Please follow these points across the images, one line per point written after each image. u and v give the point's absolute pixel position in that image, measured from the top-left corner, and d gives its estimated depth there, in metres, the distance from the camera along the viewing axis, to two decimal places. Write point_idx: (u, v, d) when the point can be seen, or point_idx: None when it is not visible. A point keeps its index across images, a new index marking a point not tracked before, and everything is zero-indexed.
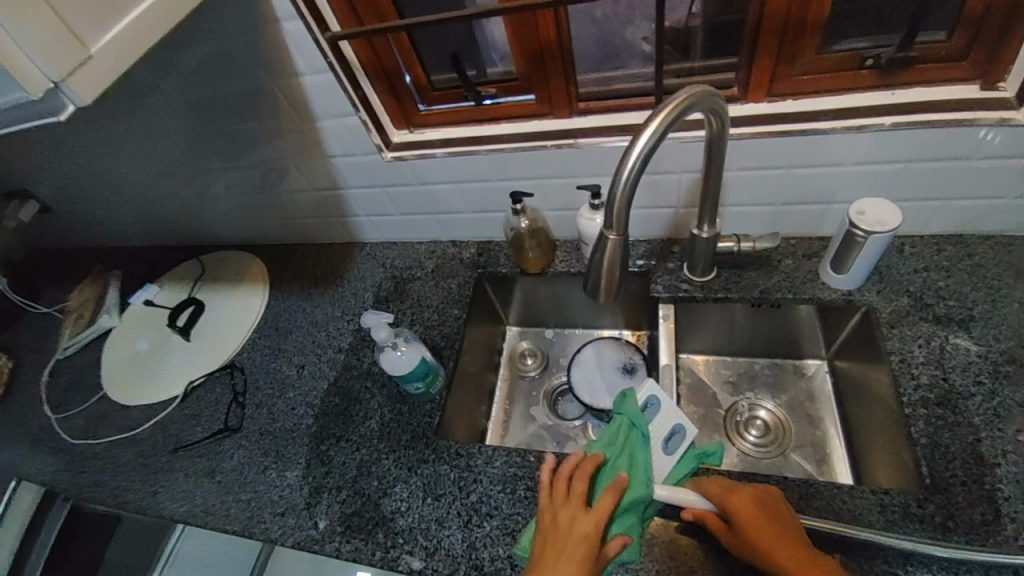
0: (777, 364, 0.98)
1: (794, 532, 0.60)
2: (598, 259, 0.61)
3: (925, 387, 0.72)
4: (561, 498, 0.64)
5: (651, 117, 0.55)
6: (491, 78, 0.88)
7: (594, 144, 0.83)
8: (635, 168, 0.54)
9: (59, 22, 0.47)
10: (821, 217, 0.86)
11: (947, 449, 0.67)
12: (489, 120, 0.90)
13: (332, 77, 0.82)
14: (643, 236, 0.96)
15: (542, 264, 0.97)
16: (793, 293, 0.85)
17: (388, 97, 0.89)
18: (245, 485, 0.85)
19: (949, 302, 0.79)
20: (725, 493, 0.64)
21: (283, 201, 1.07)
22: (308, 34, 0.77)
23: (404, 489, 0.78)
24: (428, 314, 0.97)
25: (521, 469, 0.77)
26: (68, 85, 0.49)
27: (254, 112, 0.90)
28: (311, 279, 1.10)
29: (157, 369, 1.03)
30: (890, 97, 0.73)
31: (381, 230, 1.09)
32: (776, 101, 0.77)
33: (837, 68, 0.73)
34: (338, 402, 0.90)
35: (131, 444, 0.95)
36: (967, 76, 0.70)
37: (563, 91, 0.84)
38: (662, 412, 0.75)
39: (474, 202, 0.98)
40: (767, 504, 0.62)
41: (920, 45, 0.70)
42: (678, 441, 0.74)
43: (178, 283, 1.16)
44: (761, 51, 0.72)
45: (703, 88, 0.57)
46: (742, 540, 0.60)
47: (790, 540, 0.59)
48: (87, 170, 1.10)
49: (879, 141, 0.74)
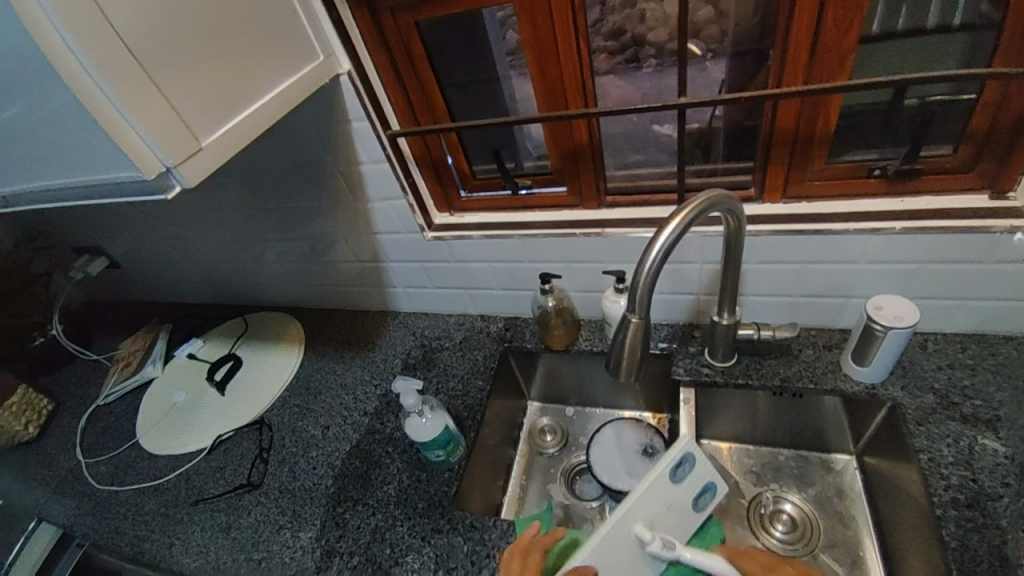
0: (804, 455, 0.96)
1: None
2: (621, 339, 0.64)
3: (955, 489, 0.70)
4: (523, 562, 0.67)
5: (672, 217, 0.60)
6: (527, 171, 0.98)
7: (620, 232, 0.91)
8: (656, 261, 0.59)
9: (178, 122, 0.58)
10: (839, 311, 0.88)
11: (978, 553, 0.64)
12: (524, 207, 0.99)
13: (387, 165, 0.93)
14: (665, 320, 1.00)
15: (566, 341, 1.01)
16: (814, 384, 0.85)
17: (433, 182, 0.99)
18: (258, 543, 0.85)
19: (975, 401, 0.78)
20: (766, 568, 0.68)
21: (329, 268, 1.16)
22: (373, 133, 0.89)
23: (415, 559, 0.78)
24: (453, 383, 1.00)
25: None
26: (178, 170, 0.58)
27: (316, 190, 1.01)
28: (345, 342, 1.16)
29: (190, 420, 1.07)
30: (899, 203, 0.79)
31: (415, 301, 1.16)
32: (791, 203, 0.84)
33: (845, 176, 0.80)
34: (359, 465, 0.92)
35: (155, 493, 0.98)
36: (973, 185, 0.76)
37: (592, 185, 0.92)
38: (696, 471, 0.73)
39: (505, 279, 1.04)
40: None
41: (926, 158, 0.76)
42: (706, 499, 0.77)
43: (222, 339, 1.23)
44: (774, 159, 0.80)
45: (719, 193, 0.63)
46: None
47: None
48: (160, 232, 1.23)
49: (889, 243, 0.78)
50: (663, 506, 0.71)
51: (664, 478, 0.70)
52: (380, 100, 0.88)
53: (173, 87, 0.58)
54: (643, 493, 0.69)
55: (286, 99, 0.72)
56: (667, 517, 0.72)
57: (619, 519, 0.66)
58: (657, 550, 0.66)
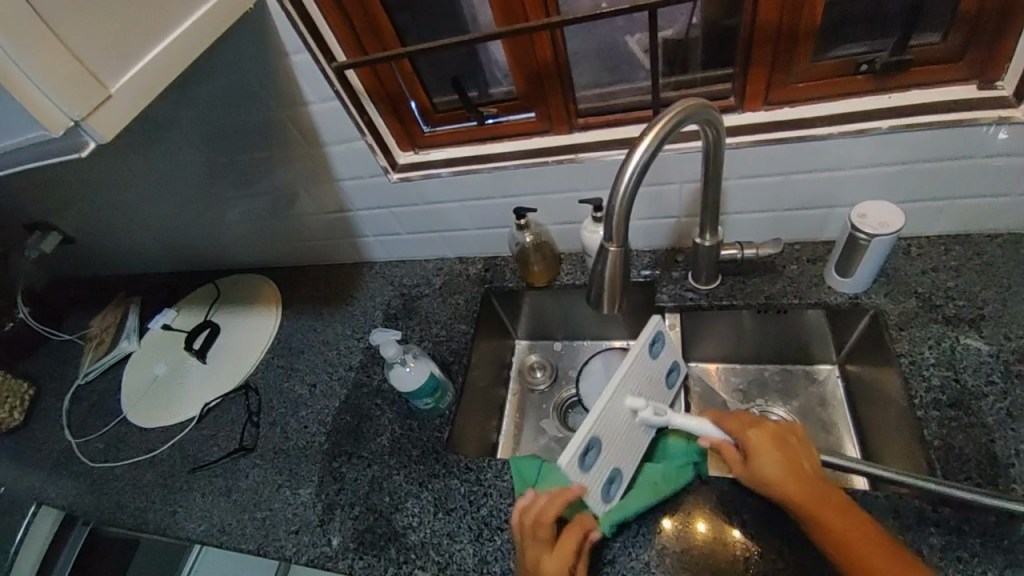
0: (787, 369, 0.98)
1: (805, 466, 0.64)
2: (601, 271, 0.62)
3: (937, 389, 0.71)
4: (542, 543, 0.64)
5: (646, 132, 0.56)
6: (492, 98, 0.90)
7: (594, 157, 0.85)
8: (632, 182, 0.55)
9: (81, 66, 0.50)
10: (824, 221, 0.85)
11: (960, 450, 0.66)
12: (491, 139, 0.92)
13: (338, 104, 0.85)
14: (647, 246, 0.97)
15: (547, 277, 0.98)
16: (799, 299, 0.84)
17: (390, 120, 0.91)
18: (260, 503, 0.86)
19: (959, 301, 0.78)
20: (745, 426, 0.67)
21: (293, 223, 1.10)
22: (316, 67, 0.80)
23: (415, 504, 0.79)
24: (436, 330, 0.98)
25: None
26: (88, 123, 0.51)
27: (265, 140, 0.93)
28: (321, 298, 1.12)
29: (174, 392, 1.05)
30: (888, 101, 0.73)
31: (389, 250, 1.11)
32: (774, 110, 0.78)
33: (832, 74, 0.74)
34: (349, 420, 0.91)
35: (151, 466, 0.98)
36: (965, 76, 0.71)
37: (562, 109, 0.86)
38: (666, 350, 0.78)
39: (478, 218, 0.99)
40: (788, 441, 0.66)
41: (916, 47, 0.70)
42: (675, 376, 0.81)
43: (195, 307, 1.19)
44: (756, 62, 0.73)
45: (696, 100, 0.59)
46: (756, 471, 0.64)
47: (800, 474, 0.63)
48: (107, 200, 1.14)
49: (875, 145, 0.74)
50: (644, 378, 0.74)
51: (643, 354, 0.74)
52: (319, 29, 0.78)
53: (70, 25, 0.50)
54: (624, 369, 0.71)
55: (208, 30, 0.64)
56: (650, 391, 0.76)
57: (610, 398, 0.68)
58: (648, 416, 0.70)
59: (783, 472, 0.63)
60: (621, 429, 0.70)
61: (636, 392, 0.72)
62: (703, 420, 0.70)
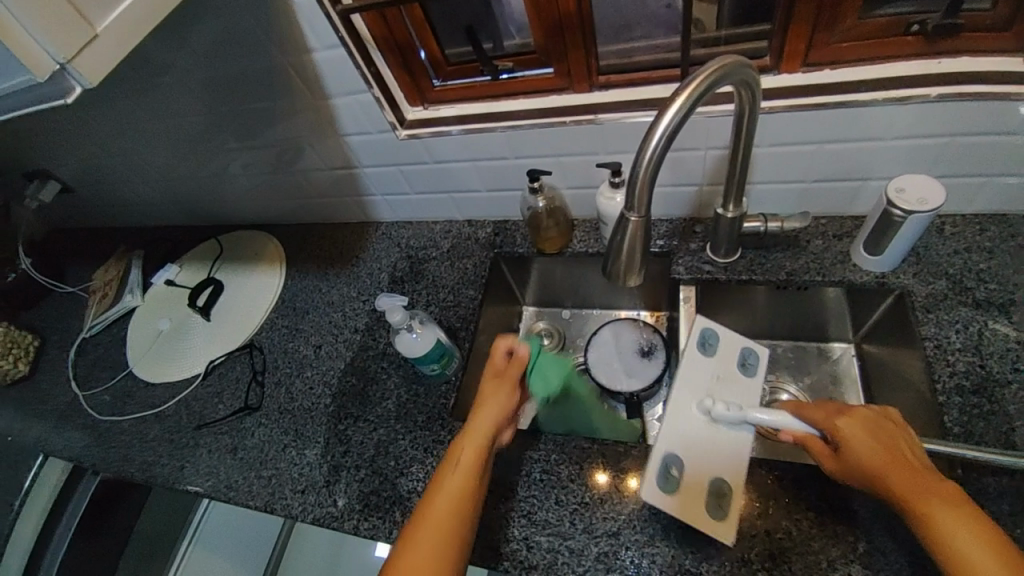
0: (801, 346, 0.97)
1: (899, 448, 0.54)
2: (619, 242, 0.58)
3: (960, 375, 0.69)
4: (491, 373, 0.75)
5: (677, 93, 0.51)
6: (508, 52, 0.85)
7: (614, 118, 0.80)
8: (659, 148, 0.51)
9: (67, 4, 0.46)
10: (854, 194, 0.81)
11: (978, 438, 0.65)
12: (506, 96, 0.87)
13: (344, 52, 0.78)
14: (664, 216, 0.93)
15: (559, 244, 0.95)
16: (821, 277, 0.81)
17: (400, 72, 0.86)
18: (266, 462, 0.86)
19: (989, 285, 0.75)
20: (833, 416, 0.58)
21: (297, 179, 1.06)
22: (319, 7, 0.73)
23: (421, 469, 0.79)
24: (443, 295, 0.96)
25: (537, 452, 0.75)
26: (75, 67, 0.47)
27: (266, 90, 0.88)
28: (326, 258, 1.10)
29: (178, 348, 1.05)
30: (938, 65, 0.68)
31: (396, 210, 1.07)
32: (812, 72, 0.73)
33: (881, 34, 0.68)
34: (355, 382, 0.91)
35: (158, 421, 0.98)
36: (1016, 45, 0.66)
37: (582, 65, 0.80)
38: (725, 340, 0.68)
39: (490, 180, 0.95)
40: (886, 427, 0.56)
41: (965, 15, 0.65)
42: (755, 365, 0.67)
43: (198, 263, 1.17)
44: (797, 18, 0.67)
45: (734, 59, 0.53)
46: (847, 462, 0.55)
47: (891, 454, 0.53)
48: (104, 149, 1.10)
49: (919, 115, 0.69)
50: (705, 378, 0.66)
51: (692, 353, 0.67)
52: None
53: None
54: (677, 376, 0.66)
55: None
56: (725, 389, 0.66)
57: (669, 412, 0.64)
58: (721, 412, 0.62)
59: (875, 454, 0.54)
60: (692, 440, 0.63)
61: (704, 394, 0.65)
62: (786, 414, 0.59)
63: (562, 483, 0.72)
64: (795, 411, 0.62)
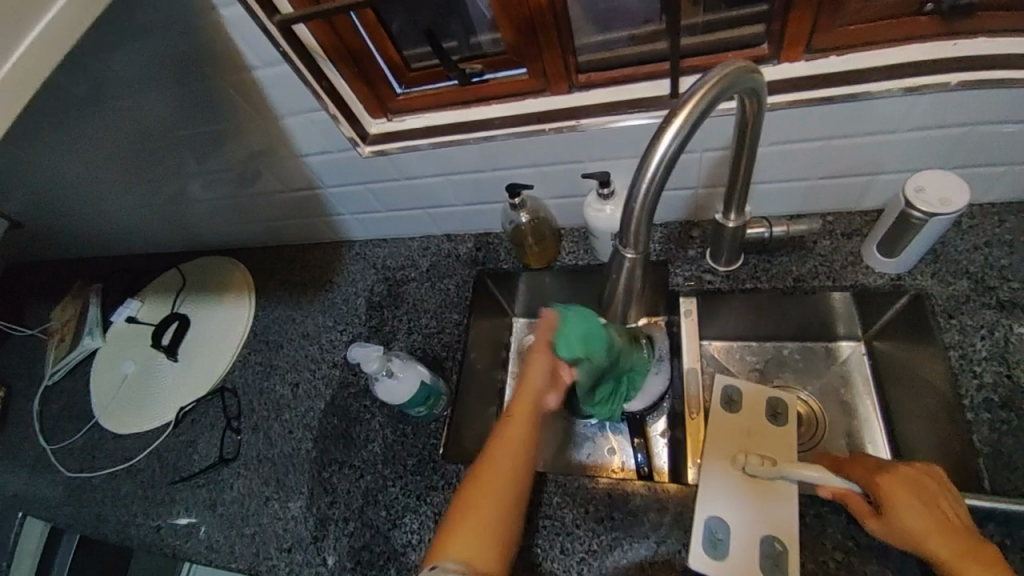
0: (809, 347, 0.90)
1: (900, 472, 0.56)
2: (616, 281, 0.53)
3: (989, 388, 0.65)
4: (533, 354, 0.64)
5: (675, 112, 0.45)
6: (477, 53, 0.76)
7: (598, 124, 0.72)
8: (656, 179, 0.46)
9: None
10: (864, 189, 0.74)
11: (1011, 458, 0.62)
12: (478, 101, 0.78)
13: (289, 68, 0.71)
14: (659, 220, 0.86)
15: (546, 258, 0.88)
16: (832, 281, 0.75)
17: (357, 82, 0.77)
18: (247, 519, 0.80)
19: (1013, 284, 0.70)
20: (873, 471, 0.57)
21: (260, 202, 0.98)
22: (251, 19, 0.65)
23: (414, 519, 0.74)
24: (426, 321, 0.89)
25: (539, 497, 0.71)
26: None
27: (214, 112, 0.79)
28: (298, 284, 1.02)
29: (146, 394, 0.98)
30: (950, 48, 0.61)
31: (368, 227, 0.99)
32: (817, 59, 0.65)
33: (889, 15, 0.61)
34: (337, 424, 0.84)
35: (131, 476, 0.92)
36: None
37: (559, 65, 0.71)
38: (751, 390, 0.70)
39: (466, 194, 0.87)
40: (929, 488, 0.54)
41: None
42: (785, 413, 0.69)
43: (161, 296, 1.09)
44: (798, 3, 0.59)
45: (736, 65, 0.46)
46: (890, 523, 0.53)
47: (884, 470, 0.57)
48: None
49: (937, 105, 0.62)
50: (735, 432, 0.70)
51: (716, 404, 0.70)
52: None
53: None
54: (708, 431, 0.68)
55: None
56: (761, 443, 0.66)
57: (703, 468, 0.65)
58: (757, 468, 0.62)
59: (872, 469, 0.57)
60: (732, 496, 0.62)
61: (738, 449, 0.66)
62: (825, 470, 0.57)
63: (567, 530, 0.69)
64: (827, 464, 0.62)
